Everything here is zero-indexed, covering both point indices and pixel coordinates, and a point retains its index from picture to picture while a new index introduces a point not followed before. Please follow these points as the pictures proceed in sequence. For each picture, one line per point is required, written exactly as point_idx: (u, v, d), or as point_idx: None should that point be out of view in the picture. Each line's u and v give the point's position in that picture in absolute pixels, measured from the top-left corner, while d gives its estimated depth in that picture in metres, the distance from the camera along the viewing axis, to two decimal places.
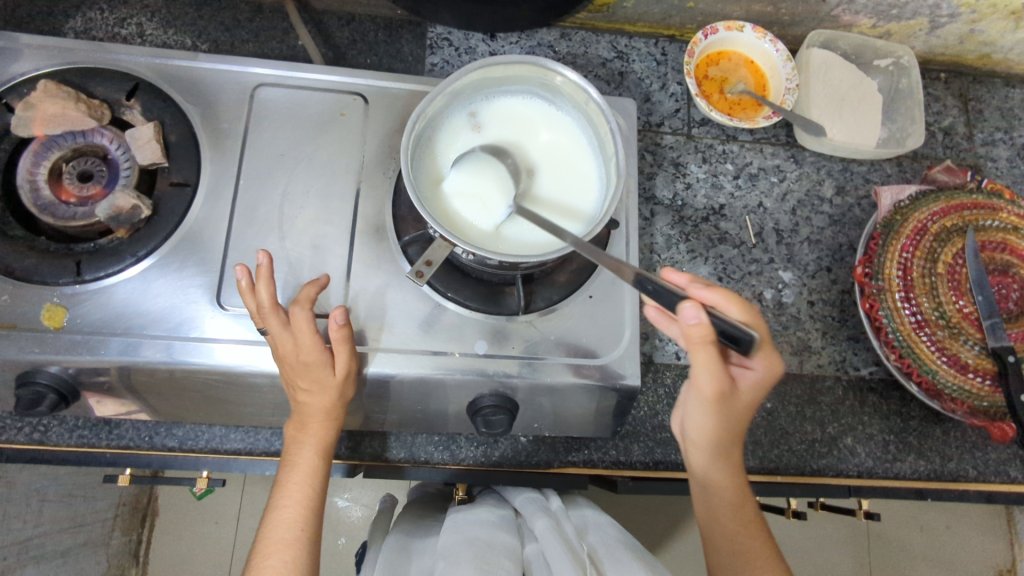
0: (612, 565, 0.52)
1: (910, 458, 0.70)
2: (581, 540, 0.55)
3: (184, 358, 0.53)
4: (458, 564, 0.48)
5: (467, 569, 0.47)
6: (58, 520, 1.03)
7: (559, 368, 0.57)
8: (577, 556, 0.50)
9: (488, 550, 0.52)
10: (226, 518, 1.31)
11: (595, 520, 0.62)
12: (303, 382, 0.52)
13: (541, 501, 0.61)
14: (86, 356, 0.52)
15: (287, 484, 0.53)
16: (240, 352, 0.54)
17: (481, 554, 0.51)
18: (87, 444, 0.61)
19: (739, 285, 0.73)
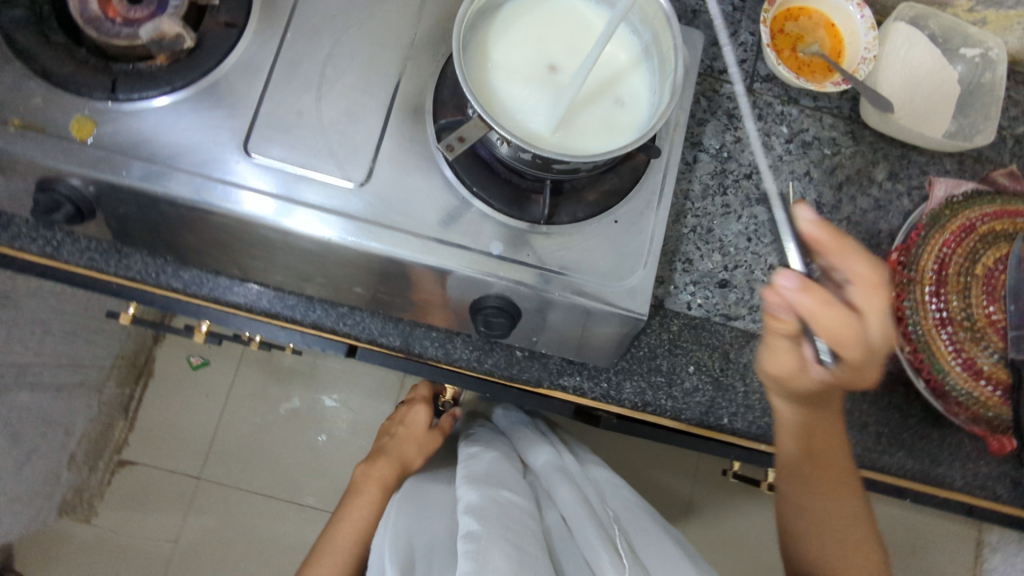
0: (635, 533, 0.60)
1: (899, 454, 0.68)
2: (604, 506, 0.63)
3: (207, 198, 0.52)
4: (483, 522, 0.54)
5: (492, 527, 0.53)
6: (59, 355, 1.05)
7: (570, 286, 0.55)
8: (599, 520, 0.57)
9: (509, 509, 0.58)
10: (216, 393, 1.40)
11: (601, 475, 0.76)
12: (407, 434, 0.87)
13: (565, 468, 0.70)
14: (116, 179, 0.52)
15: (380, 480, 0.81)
16: (267, 204, 0.53)
17: (499, 510, 0.57)
18: (96, 269, 0.61)
19: (767, 250, 0.71)
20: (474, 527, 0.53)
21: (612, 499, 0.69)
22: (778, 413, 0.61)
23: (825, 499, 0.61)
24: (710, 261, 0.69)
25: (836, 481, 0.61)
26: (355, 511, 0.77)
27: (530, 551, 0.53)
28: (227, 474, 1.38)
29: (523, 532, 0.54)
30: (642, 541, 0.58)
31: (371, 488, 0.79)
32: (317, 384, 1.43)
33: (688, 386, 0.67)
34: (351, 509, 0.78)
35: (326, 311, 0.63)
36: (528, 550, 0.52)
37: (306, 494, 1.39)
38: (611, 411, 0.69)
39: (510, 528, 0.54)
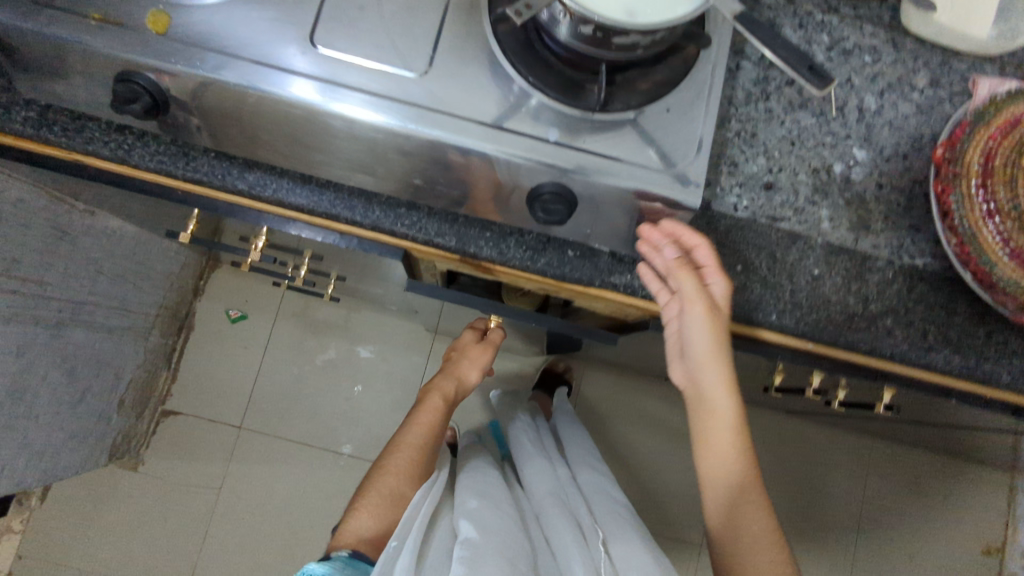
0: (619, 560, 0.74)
1: (947, 350, 0.69)
2: (593, 537, 0.78)
3: (265, 86, 0.54)
4: (482, 535, 0.69)
5: (489, 545, 0.67)
6: (110, 296, 1.09)
7: (625, 170, 0.57)
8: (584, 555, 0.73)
9: (504, 524, 0.73)
10: (255, 344, 1.43)
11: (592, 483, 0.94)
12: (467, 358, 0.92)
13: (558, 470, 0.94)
14: (171, 66, 0.54)
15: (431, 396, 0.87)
16: (316, 90, 0.54)
17: (498, 525, 0.72)
18: (165, 172, 0.64)
19: (811, 153, 0.72)
20: (474, 538, 0.68)
21: (609, 520, 0.82)
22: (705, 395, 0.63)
23: (726, 441, 0.62)
24: (755, 164, 0.70)
25: (725, 429, 0.62)
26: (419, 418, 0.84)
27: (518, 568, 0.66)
28: (267, 424, 1.41)
29: (513, 559, 0.67)
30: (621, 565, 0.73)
31: (433, 399, 0.86)
32: (353, 335, 1.46)
33: (737, 283, 0.68)
34: (417, 415, 0.85)
35: (385, 212, 0.65)
36: (512, 545, 0.70)
37: (343, 442, 1.42)
38: (660, 311, 0.71)
39: (504, 551, 0.67)
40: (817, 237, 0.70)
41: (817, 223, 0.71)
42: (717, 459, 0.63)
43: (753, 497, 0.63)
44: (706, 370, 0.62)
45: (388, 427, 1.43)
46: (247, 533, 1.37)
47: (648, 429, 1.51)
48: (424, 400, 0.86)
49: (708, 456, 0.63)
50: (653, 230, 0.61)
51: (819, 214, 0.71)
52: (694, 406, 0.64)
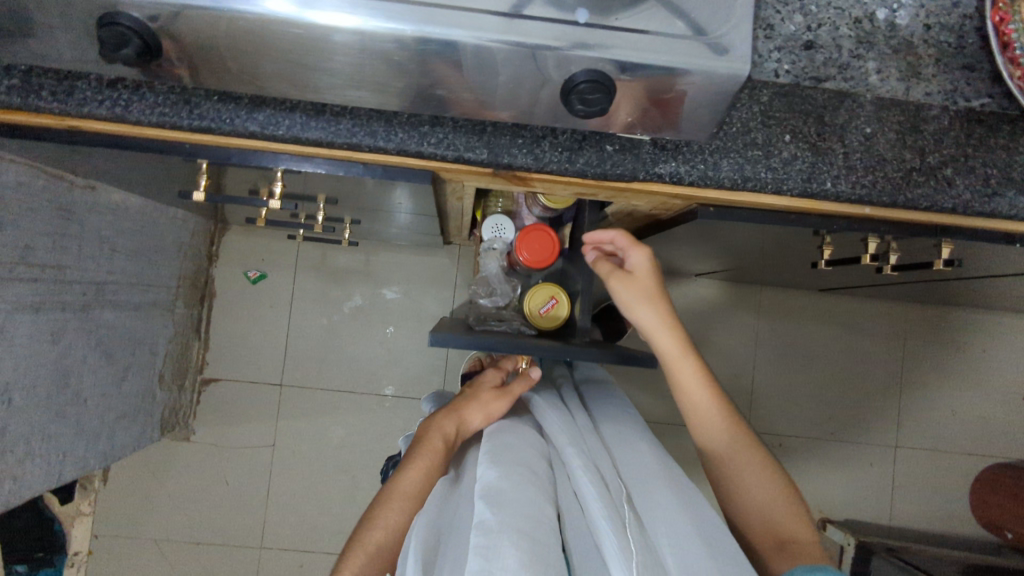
0: (661, 532, 0.63)
1: (1012, 193, 0.66)
2: (638, 532, 0.61)
3: (236, 5, 0.49)
4: (499, 514, 0.59)
5: (505, 536, 0.56)
6: (129, 273, 1.07)
7: (661, 46, 0.53)
8: (624, 531, 0.59)
9: (526, 512, 0.60)
10: (279, 302, 1.42)
11: (632, 463, 0.74)
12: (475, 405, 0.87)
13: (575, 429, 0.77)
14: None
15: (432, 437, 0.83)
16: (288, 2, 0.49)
17: (516, 524, 0.58)
18: (169, 124, 0.59)
19: (851, 2, 0.66)
20: (489, 519, 0.58)
21: (654, 507, 0.66)
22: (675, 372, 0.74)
23: (723, 455, 0.74)
24: (791, 24, 0.65)
25: (724, 425, 0.74)
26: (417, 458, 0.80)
27: (545, 550, 0.57)
28: (307, 378, 1.42)
29: (535, 511, 0.61)
30: (673, 548, 0.61)
31: (433, 439, 0.82)
32: (376, 278, 1.43)
33: (787, 155, 0.65)
34: (416, 455, 0.80)
35: (409, 133, 0.61)
36: (536, 533, 0.58)
37: (385, 384, 1.43)
38: (709, 196, 0.68)
39: (526, 543, 0.56)
40: (865, 93, 0.66)
41: (865, 78, 0.65)
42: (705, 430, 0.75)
43: (752, 447, 0.74)
44: (645, 308, 0.73)
45: (427, 363, 1.43)
46: (308, 484, 1.41)
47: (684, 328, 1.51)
48: (426, 437, 0.82)
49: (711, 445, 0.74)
50: (599, 235, 0.81)
51: (867, 68, 0.65)
52: (676, 393, 0.75)
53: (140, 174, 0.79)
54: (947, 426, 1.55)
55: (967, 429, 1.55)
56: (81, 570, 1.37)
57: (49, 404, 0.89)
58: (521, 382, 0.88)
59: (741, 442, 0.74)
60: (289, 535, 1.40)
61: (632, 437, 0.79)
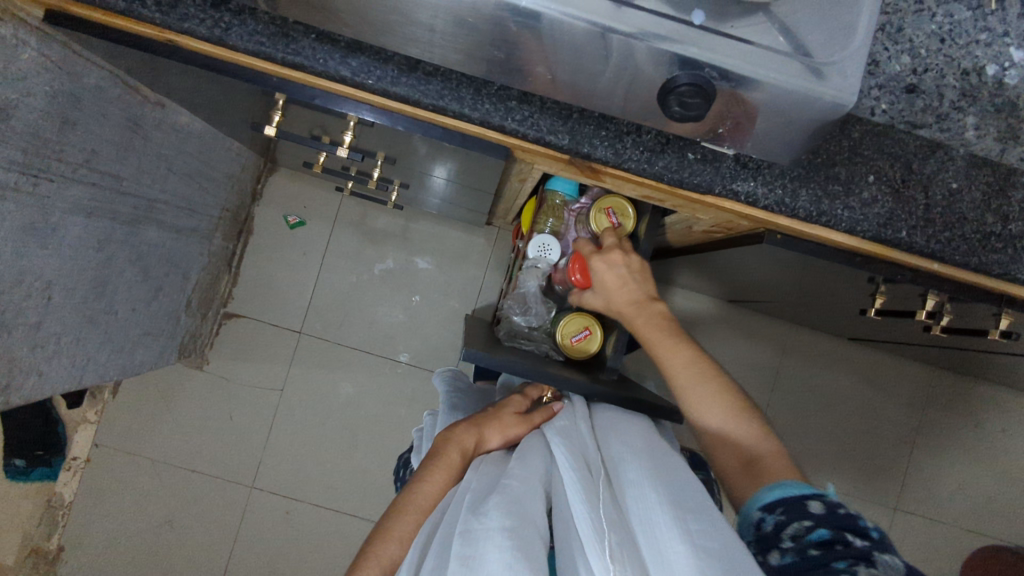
0: (636, 509, 0.60)
1: None
2: (614, 515, 0.59)
3: None
4: (484, 518, 0.59)
5: (490, 543, 0.56)
6: (178, 196, 1.07)
7: (769, 62, 0.52)
8: (597, 514, 0.58)
9: (508, 510, 0.60)
10: (313, 251, 1.42)
11: (613, 440, 0.71)
12: (498, 424, 0.82)
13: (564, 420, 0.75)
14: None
15: (451, 448, 0.77)
16: None
17: (498, 526, 0.58)
18: (263, 54, 0.59)
19: (962, 52, 0.64)
20: (470, 529, 0.58)
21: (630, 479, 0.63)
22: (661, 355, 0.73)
23: (725, 441, 0.68)
24: (898, 64, 0.64)
25: (728, 416, 0.68)
26: (431, 469, 0.75)
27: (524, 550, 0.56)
28: (327, 330, 1.42)
29: (517, 508, 0.60)
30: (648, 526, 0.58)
31: (452, 452, 0.77)
32: (411, 245, 1.43)
33: (867, 197, 0.63)
34: (430, 468, 0.75)
35: (494, 106, 0.60)
36: (516, 531, 0.58)
37: (401, 350, 1.43)
38: (780, 221, 0.66)
39: (507, 545, 0.56)
40: (958, 147, 0.65)
41: (961, 132, 0.64)
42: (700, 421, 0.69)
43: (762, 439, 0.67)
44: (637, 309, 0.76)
45: (445, 338, 1.43)
46: (309, 434, 1.42)
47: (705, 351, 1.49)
48: (441, 450, 0.77)
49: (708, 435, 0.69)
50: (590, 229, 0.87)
51: (965, 122, 0.64)
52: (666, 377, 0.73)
53: (215, 99, 0.79)
54: (950, 498, 1.53)
55: (969, 505, 1.53)
56: (76, 475, 1.39)
57: (82, 308, 0.90)
58: (542, 413, 0.84)
59: (748, 434, 0.67)
60: (281, 480, 1.41)
61: (620, 411, 0.77)
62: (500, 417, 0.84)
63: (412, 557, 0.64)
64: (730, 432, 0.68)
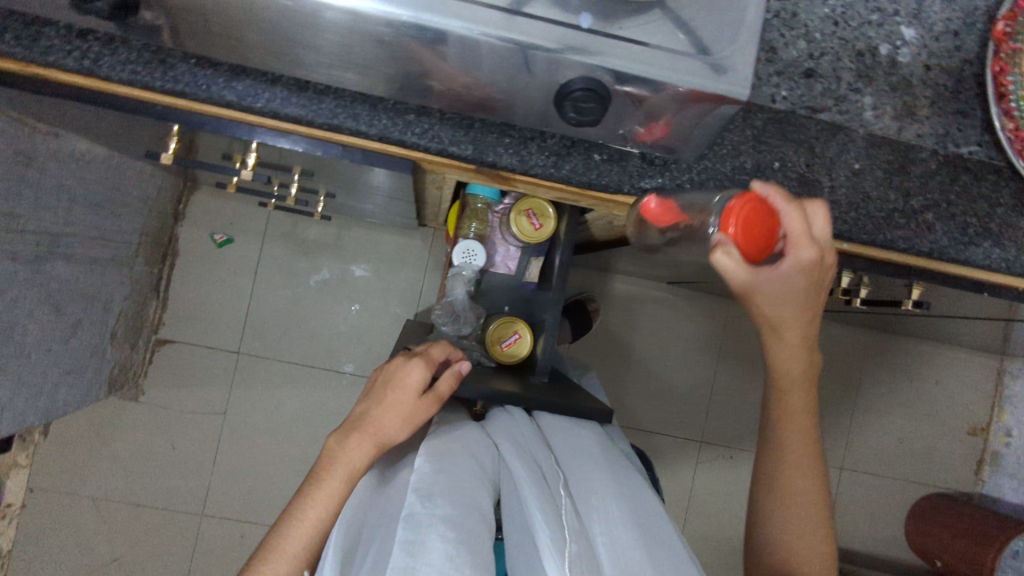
0: (594, 525, 0.63)
1: (986, 244, 0.66)
2: (577, 527, 0.61)
3: None
4: (436, 505, 0.57)
5: (444, 532, 0.55)
6: (87, 226, 1.02)
7: (664, 60, 0.51)
8: (560, 521, 0.59)
9: (466, 506, 0.59)
10: (244, 268, 1.37)
11: (570, 447, 0.72)
12: (389, 412, 0.67)
13: (521, 420, 0.74)
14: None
15: (334, 463, 0.63)
16: None
17: (450, 516, 0.57)
18: (140, 83, 0.56)
19: (856, 33, 0.65)
20: (416, 511, 0.56)
21: (588, 497, 0.66)
22: (783, 369, 0.60)
23: (787, 500, 0.64)
24: (795, 49, 0.64)
25: (803, 485, 0.64)
26: (316, 499, 0.61)
27: (476, 547, 0.56)
28: (267, 348, 1.38)
29: (472, 505, 0.60)
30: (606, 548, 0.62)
31: (336, 469, 0.63)
32: (346, 254, 1.40)
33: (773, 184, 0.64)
34: (315, 491, 0.62)
35: (392, 120, 0.59)
36: (469, 526, 0.57)
37: (345, 361, 1.40)
38: (690, 214, 0.66)
39: (462, 539, 0.55)
40: (858, 128, 0.66)
41: (860, 113, 0.65)
42: (778, 476, 0.64)
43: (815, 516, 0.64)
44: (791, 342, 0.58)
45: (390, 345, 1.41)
46: (258, 456, 1.38)
47: (651, 333, 1.51)
48: (325, 472, 0.62)
49: (780, 493, 0.65)
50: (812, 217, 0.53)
51: (863, 103, 0.65)
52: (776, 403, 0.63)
53: (106, 127, 0.75)
54: (892, 451, 1.60)
55: (908, 457, 1.60)
56: (11, 523, 1.32)
57: None
58: (447, 380, 0.71)
59: (813, 511, 0.64)
60: (232, 506, 1.37)
61: (567, 419, 0.77)
62: (394, 401, 0.68)
63: (342, 527, 0.61)
64: (799, 498, 0.64)
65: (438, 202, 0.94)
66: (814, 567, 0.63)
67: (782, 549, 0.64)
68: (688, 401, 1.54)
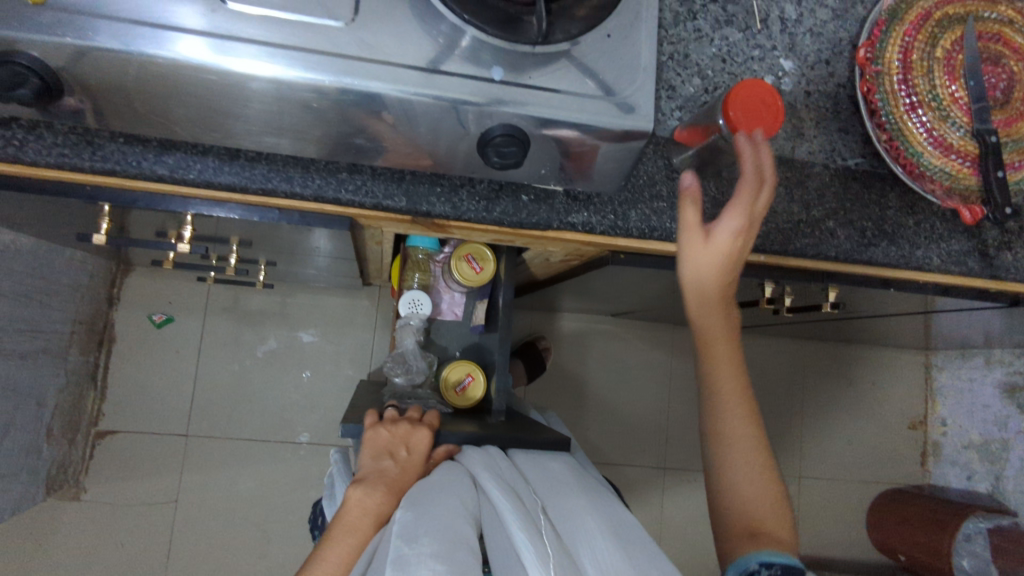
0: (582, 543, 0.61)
1: (884, 244, 0.73)
2: (563, 548, 0.59)
3: (139, 47, 0.48)
4: (423, 543, 0.55)
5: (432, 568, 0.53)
6: (16, 318, 1.00)
7: (571, 104, 0.56)
8: (546, 544, 0.58)
9: (452, 538, 0.56)
10: (186, 347, 1.34)
11: (547, 478, 0.70)
12: (408, 473, 0.69)
13: (493, 456, 0.72)
14: (39, 36, 0.47)
15: (359, 513, 0.64)
16: (197, 46, 0.49)
17: (437, 549, 0.54)
18: (68, 166, 0.57)
19: (742, 68, 0.72)
20: (404, 554, 0.54)
21: (571, 518, 0.64)
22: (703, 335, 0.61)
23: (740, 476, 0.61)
24: (691, 85, 0.71)
25: (751, 451, 0.62)
26: (345, 543, 0.61)
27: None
28: (215, 426, 1.34)
29: (458, 536, 0.57)
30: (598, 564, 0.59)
31: (365, 519, 0.63)
32: (292, 320, 1.39)
33: (690, 207, 0.69)
34: (342, 537, 0.62)
35: (326, 180, 0.61)
36: (458, 558, 0.54)
37: (300, 432, 1.37)
38: (618, 242, 0.70)
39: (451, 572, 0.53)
40: None
41: None
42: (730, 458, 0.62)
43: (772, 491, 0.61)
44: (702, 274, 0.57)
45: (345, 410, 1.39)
46: (214, 543, 1.32)
47: (602, 367, 1.55)
48: (354, 522, 0.63)
49: (733, 485, 0.61)
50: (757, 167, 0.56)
51: None
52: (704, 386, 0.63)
53: (35, 215, 0.75)
54: (843, 455, 1.66)
55: (859, 459, 1.67)
56: None
57: None
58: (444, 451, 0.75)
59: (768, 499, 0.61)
60: None
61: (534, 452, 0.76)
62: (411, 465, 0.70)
63: None
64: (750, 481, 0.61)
65: (380, 258, 0.96)
66: (766, 512, 0.60)
67: (741, 520, 0.60)
68: (646, 429, 1.56)
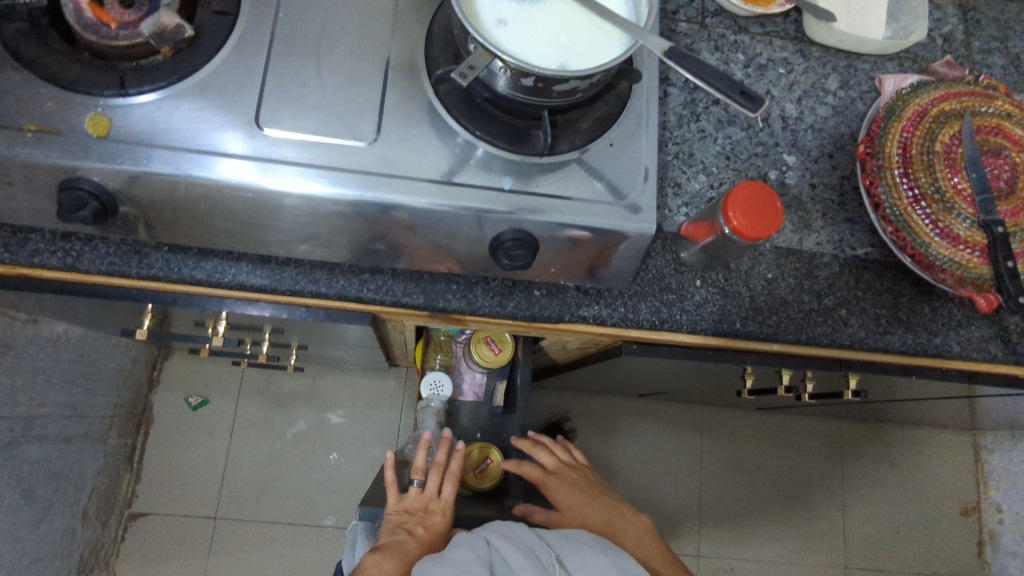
0: None
1: (900, 331, 0.73)
2: None
3: (188, 171, 0.54)
4: None
5: None
6: (61, 404, 1.07)
7: (577, 208, 0.59)
8: None
9: None
10: (219, 429, 1.38)
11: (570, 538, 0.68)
12: (422, 543, 0.70)
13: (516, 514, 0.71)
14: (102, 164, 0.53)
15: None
16: (242, 168, 0.55)
17: None
18: (118, 273, 0.63)
19: (746, 164, 0.76)
20: None
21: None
22: None
23: None
24: (697, 182, 0.74)
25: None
26: None
27: None
28: (243, 509, 1.36)
29: None
30: None
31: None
32: (321, 402, 1.42)
33: (699, 298, 0.71)
34: None
35: (349, 280, 0.65)
36: None
37: (326, 515, 1.37)
38: (631, 332, 0.71)
39: None
40: (765, 242, 0.74)
41: None
42: None
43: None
44: None
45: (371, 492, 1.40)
46: None
47: (630, 448, 1.52)
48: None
49: None
50: None
51: None
52: None
53: (86, 311, 0.81)
54: (891, 543, 1.57)
55: (908, 547, 1.58)
56: None
57: None
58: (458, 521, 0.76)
59: None
60: None
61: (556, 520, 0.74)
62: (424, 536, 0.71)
63: None
64: None
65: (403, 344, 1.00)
66: None
67: None
68: (678, 514, 1.51)
